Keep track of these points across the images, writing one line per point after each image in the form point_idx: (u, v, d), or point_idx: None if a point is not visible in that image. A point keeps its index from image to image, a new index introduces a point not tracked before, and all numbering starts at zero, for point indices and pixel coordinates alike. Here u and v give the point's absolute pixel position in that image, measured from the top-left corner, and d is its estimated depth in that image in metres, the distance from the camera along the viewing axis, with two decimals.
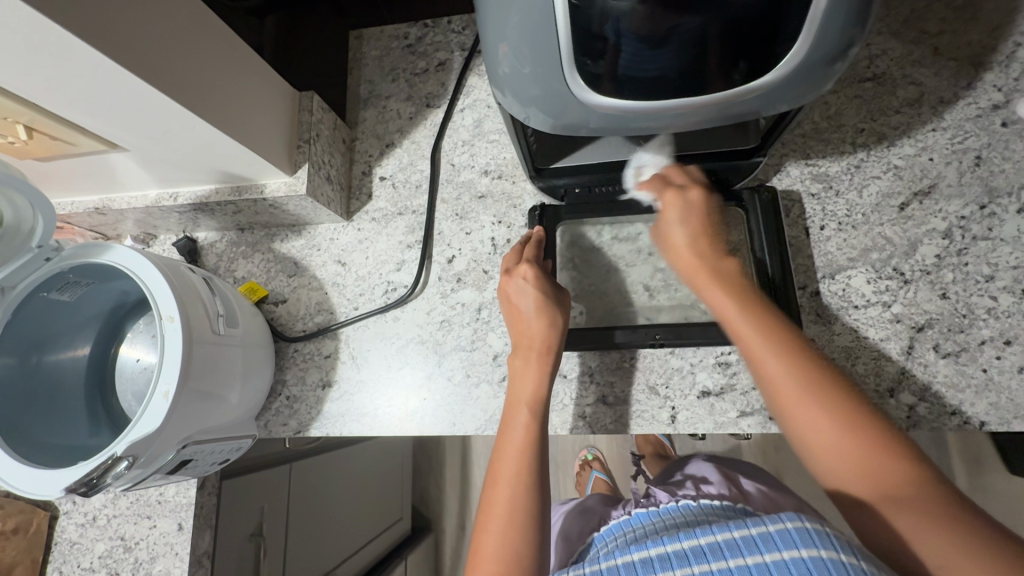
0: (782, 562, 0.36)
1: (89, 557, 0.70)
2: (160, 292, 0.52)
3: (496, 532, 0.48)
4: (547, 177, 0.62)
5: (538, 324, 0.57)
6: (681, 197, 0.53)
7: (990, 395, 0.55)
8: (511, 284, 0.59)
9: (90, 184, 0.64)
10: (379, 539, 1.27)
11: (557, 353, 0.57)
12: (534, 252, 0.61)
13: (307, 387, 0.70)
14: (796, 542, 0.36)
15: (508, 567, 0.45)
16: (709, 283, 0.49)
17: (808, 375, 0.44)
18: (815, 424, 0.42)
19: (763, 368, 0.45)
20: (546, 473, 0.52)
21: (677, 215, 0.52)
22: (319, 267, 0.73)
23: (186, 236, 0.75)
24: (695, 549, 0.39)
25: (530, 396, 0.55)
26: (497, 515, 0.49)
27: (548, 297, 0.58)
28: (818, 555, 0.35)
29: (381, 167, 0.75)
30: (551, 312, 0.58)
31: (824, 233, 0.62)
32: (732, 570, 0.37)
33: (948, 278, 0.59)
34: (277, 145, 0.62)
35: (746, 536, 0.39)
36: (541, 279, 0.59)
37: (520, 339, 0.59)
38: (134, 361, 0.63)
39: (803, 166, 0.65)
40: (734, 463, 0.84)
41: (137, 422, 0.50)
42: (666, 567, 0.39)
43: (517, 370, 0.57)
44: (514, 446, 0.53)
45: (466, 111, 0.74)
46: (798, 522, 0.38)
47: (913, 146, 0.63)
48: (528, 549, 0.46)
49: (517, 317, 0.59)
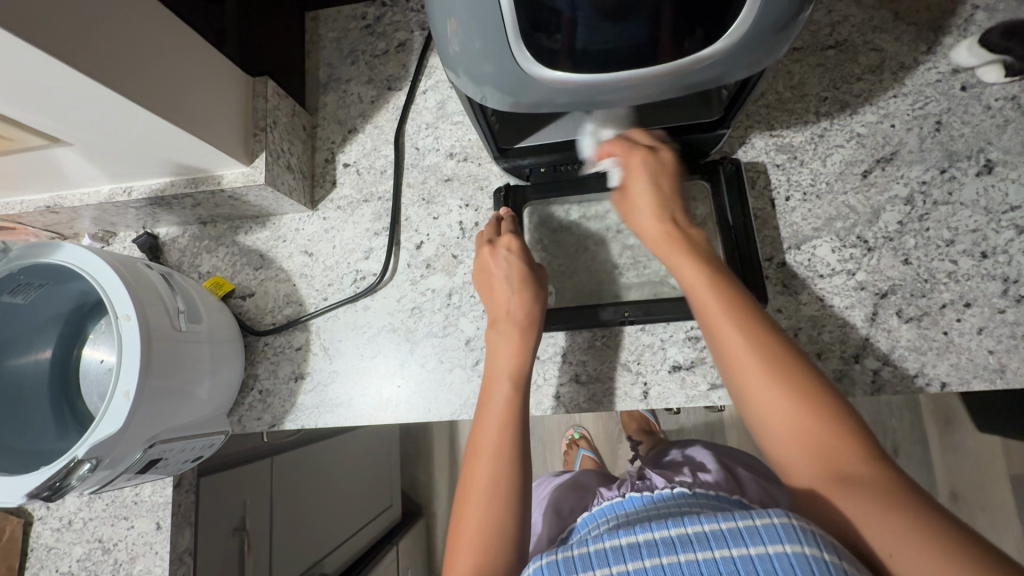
0: (766, 556, 0.37)
1: (68, 560, 0.69)
2: (114, 291, 0.51)
3: (478, 504, 0.48)
4: (511, 157, 0.61)
5: (516, 296, 0.58)
6: (651, 156, 0.55)
7: (951, 356, 0.56)
8: (492, 255, 0.60)
9: (38, 182, 0.62)
10: (369, 526, 1.28)
11: (537, 327, 0.57)
12: (514, 227, 0.62)
13: (279, 380, 0.69)
14: (780, 537, 0.37)
15: (490, 537, 0.46)
16: (674, 251, 0.52)
17: (766, 346, 0.45)
18: (770, 400, 0.43)
19: (722, 337, 0.47)
20: (527, 446, 0.52)
21: (647, 175, 0.54)
22: (285, 258, 0.72)
23: (147, 232, 0.73)
24: (683, 537, 0.40)
25: (509, 368, 0.55)
26: (477, 489, 0.49)
27: (529, 272, 0.58)
28: (801, 551, 0.36)
29: (344, 153, 0.73)
30: (530, 287, 0.58)
31: (789, 203, 0.63)
32: (717, 562, 0.38)
33: (910, 244, 0.59)
34: (231, 133, 0.60)
35: (733, 528, 0.39)
36: (523, 251, 0.59)
37: (499, 311, 0.58)
38: (98, 362, 0.61)
39: (768, 137, 0.64)
40: (732, 451, 0.82)
41: (99, 423, 0.49)
42: (654, 554, 0.40)
43: (497, 343, 0.57)
44: (494, 422, 0.53)
45: (429, 93, 0.73)
46: (785, 517, 0.38)
47: (875, 113, 0.63)
48: (510, 519, 0.47)
49: (494, 290, 0.59)
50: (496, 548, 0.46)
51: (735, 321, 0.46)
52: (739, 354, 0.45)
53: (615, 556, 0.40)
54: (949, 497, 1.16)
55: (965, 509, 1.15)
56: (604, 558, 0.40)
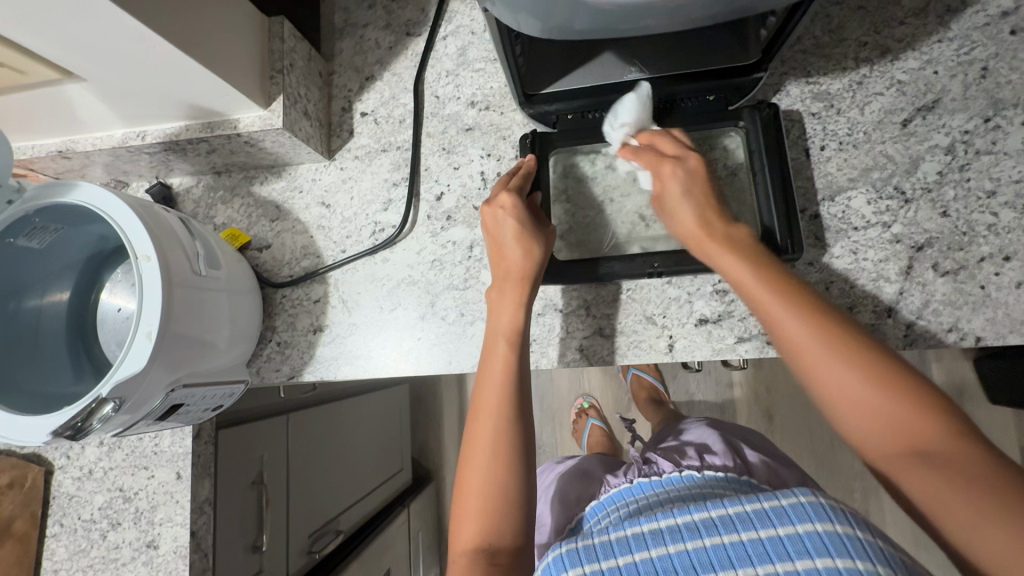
0: (796, 535, 0.39)
1: (90, 508, 0.70)
2: (135, 233, 0.50)
3: (483, 467, 0.50)
4: (537, 103, 0.60)
5: (514, 253, 0.56)
6: (680, 165, 0.54)
7: (987, 310, 0.55)
8: (489, 214, 0.58)
9: (49, 123, 0.60)
10: (383, 487, 1.29)
11: (534, 283, 0.56)
12: (519, 183, 0.59)
13: (298, 332, 0.68)
14: (811, 517, 0.39)
15: (497, 497, 0.49)
16: (711, 243, 0.51)
17: (859, 355, 0.42)
18: (833, 372, 0.43)
19: (801, 346, 0.44)
20: (525, 403, 0.54)
21: (680, 185, 0.53)
22: (302, 210, 0.70)
23: (160, 182, 0.72)
24: (708, 522, 0.42)
25: (507, 328, 0.55)
26: (480, 451, 0.51)
27: (527, 228, 0.56)
28: (832, 530, 0.38)
29: (361, 102, 0.71)
30: (527, 241, 0.56)
31: (825, 153, 0.60)
32: (745, 544, 0.40)
33: (950, 196, 0.57)
34: (247, 71, 0.58)
35: (759, 510, 0.41)
36: (519, 207, 0.57)
37: (501, 271, 0.57)
38: (116, 310, 0.60)
39: (804, 84, 0.62)
40: (737, 430, 0.81)
41: (121, 364, 0.48)
42: (677, 540, 0.41)
43: (494, 302, 0.57)
44: (495, 381, 0.54)
45: (450, 39, 0.70)
46: (811, 497, 0.41)
47: (917, 59, 0.60)
48: (511, 479, 0.50)
49: (495, 249, 0.58)
50: (500, 509, 0.49)
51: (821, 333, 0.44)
52: (813, 352, 0.44)
53: (637, 542, 0.43)
54: None
55: None
56: (626, 546, 0.42)
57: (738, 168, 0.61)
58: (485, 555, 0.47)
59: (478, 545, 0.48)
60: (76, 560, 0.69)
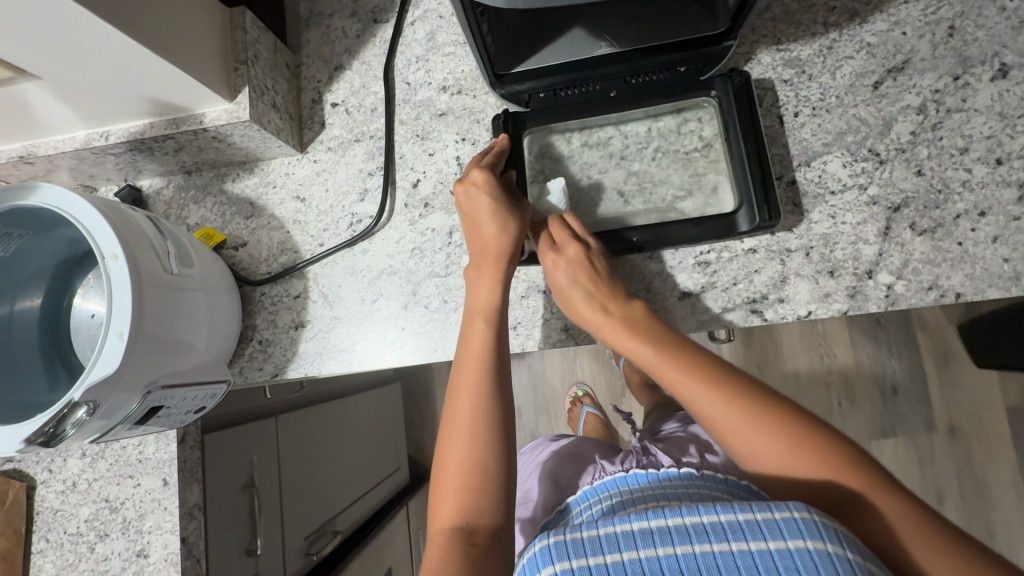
0: (785, 551, 0.37)
1: (76, 521, 0.68)
2: (99, 231, 0.48)
3: (460, 442, 0.49)
4: (508, 83, 0.59)
5: (492, 230, 0.55)
6: (563, 255, 0.56)
7: (966, 266, 0.55)
8: (464, 191, 0.57)
9: (8, 127, 0.58)
10: (381, 485, 1.29)
11: (512, 260, 0.56)
12: (493, 161, 0.58)
13: (279, 329, 0.67)
14: (802, 532, 0.37)
15: (474, 473, 0.48)
16: (621, 328, 0.52)
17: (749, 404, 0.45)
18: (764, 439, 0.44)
19: (729, 426, 0.45)
20: (505, 379, 0.53)
21: (566, 271, 0.55)
22: (277, 205, 0.69)
23: (129, 185, 0.70)
24: (698, 527, 0.39)
25: (484, 306, 0.55)
26: (460, 428, 0.50)
27: (501, 204, 0.56)
28: (823, 549, 0.36)
29: (331, 93, 0.70)
30: (504, 216, 0.55)
31: (798, 119, 0.60)
32: (733, 555, 0.38)
33: (924, 154, 0.58)
34: (209, 63, 0.56)
35: (750, 520, 0.39)
36: (493, 182, 0.56)
37: (477, 248, 0.57)
38: (89, 316, 0.58)
39: (775, 52, 0.62)
40: None
41: (93, 366, 0.47)
42: (666, 543, 0.39)
43: (471, 281, 0.56)
44: (474, 357, 0.53)
45: (418, 24, 0.69)
46: (804, 512, 0.38)
47: (885, 21, 0.60)
48: (490, 455, 0.49)
49: (469, 226, 0.57)
50: (480, 486, 0.48)
51: (757, 423, 0.44)
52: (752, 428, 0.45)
53: (626, 540, 0.40)
54: (948, 431, 1.20)
55: (963, 442, 1.19)
56: (615, 543, 0.40)
57: (713, 140, 0.61)
58: (464, 535, 0.46)
59: (457, 524, 0.47)
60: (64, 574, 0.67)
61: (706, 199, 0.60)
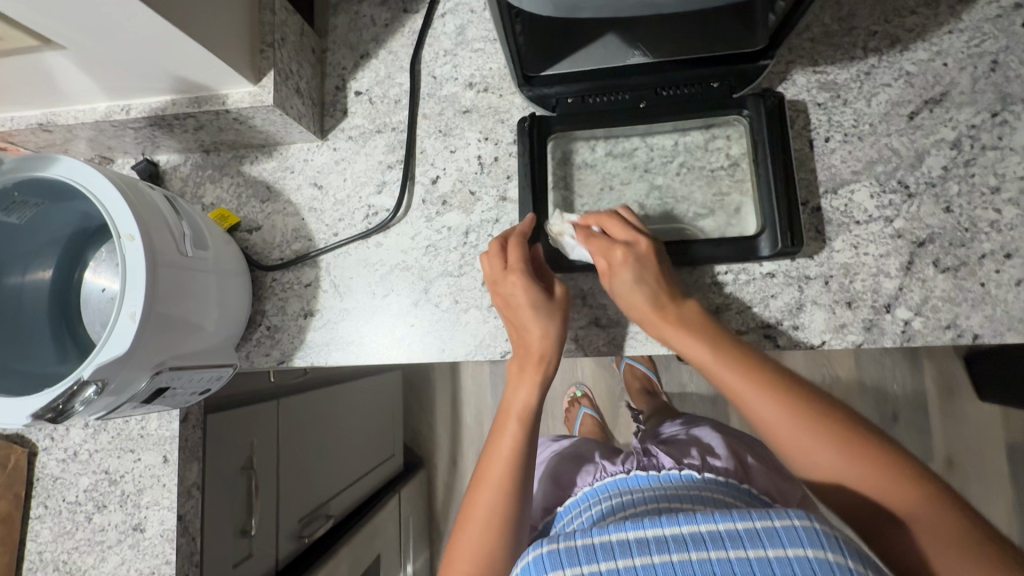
0: (786, 559, 0.35)
1: (74, 491, 0.69)
2: (115, 209, 0.48)
3: (474, 532, 0.50)
4: (536, 85, 0.58)
5: (532, 333, 0.55)
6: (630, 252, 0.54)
7: (986, 308, 0.54)
8: (508, 291, 0.55)
9: (29, 93, 0.57)
10: (374, 472, 1.30)
11: (551, 362, 0.55)
12: (518, 254, 0.56)
13: (288, 316, 0.67)
14: (802, 540, 0.36)
15: (483, 563, 0.48)
16: (668, 327, 0.52)
17: (786, 398, 0.48)
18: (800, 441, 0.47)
19: (770, 425, 0.48)
20: (527, 488, 0.52)
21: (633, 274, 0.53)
22: (293, 191, 0.68)
23: (146, 159, 0.69)
24: (695, 535, 0.38)
25: (521, 405, 0.55)
26: (476, 520, 0.50)
27: (551, 307, 0.55)
28: (824, 557, 0.35)
29: (355, 81, 0.69)
30: (545, 318, 0.55)
31: (829, 144, 0.59)
32: (732, 562, 0.36)
33: (954, 191, 0.56)
34: (236, 44, 0.55)
35: (750, 528, 0.38)
36: (532, 284, 0.55)
37: (519, 347, 0.56)
38: (100, 291, 0.58)
39: (811, 73, 0.61)
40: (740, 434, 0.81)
41: (104, 345, 0.47)
42: (662, 551, 0.38)
43: (512, 377, 0.56)
44: (502, 454, 0.53)
45: (448, 17, 0.68)
46: (806, 521, 0.37)
47: (926, 50, 0.59)
48: (501, 548, 0.49)
49: (514, 321, 0.56)
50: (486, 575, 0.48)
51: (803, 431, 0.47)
52: (787, 433, 0.48)
53: (619, 550, 0.39)
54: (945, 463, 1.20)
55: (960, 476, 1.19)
56: (608, 551, 0.39)
57: (740, 159, 0.60)
58: None
59: None
60: (61, 542, 0.68)
61: (729, 219, 0.59)
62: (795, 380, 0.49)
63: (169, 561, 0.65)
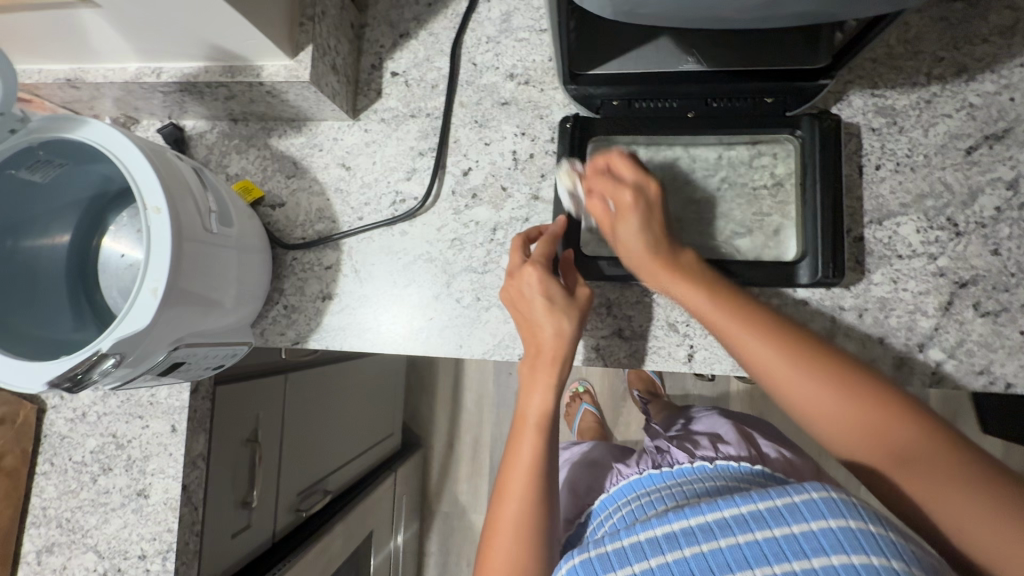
0: (812, 533, 0.38)
1: (81, 451, 0.69)
2: (144, 179, 0.46)
3: (505, 549, 0.49)
4: (583, 84, 0.55)
5: (545, 331, 0.53)
6: (635, 204, 0.53)
7: (1023, 356, 0.53)
8: (521, 287, 0.54)
9: (58, 47, 0.55)
10: (373, 450, 1.31)
11: (567, 362, 0.54)
12: (545, 251, 0.55)
13: (306, 297, 0.66)
14: (823, 512, 0.39)
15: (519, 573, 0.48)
16: (670, 277, 0.51)
17: (796, 355, 0.47)
18: (820, 400, 0.46)
19: (779, 379, 0.47)
20: (550, 494, 0.52)
21: (637, 221, 0.52)
22: (320, 169, 0.67)
23: (171, 122, 0.67)
24: (721, 522, 0.41)
25: (536, 411, 0.53)
26: (503, 531, 0.50)
27: (570, 307, 0.53)
28: (846, 525, 0.38)
29: (392, 61, 0.66)
30: (562, 319, 0.53)
31: (879, 172, 0.57)
32: (761, 543, 0.39)
33: (1004, 233, 0.54)
34: (276, 15, 0.53)
35: (771, 507, 0.41)
36: (550, 281, 0.53)
37: (532, 347, 0.55)
38: (119, 257, 0.58)
39: (868, 96, 0.58)
40: (749, 420, 0.81)
41: (124, 318, 0.46)
42: (692, 544, 0.41)
43: (524, 380, 0.55)
44: (521, 464, 0.52)
45: (494, 1, 0.65)
46: (823, 491, 0.40)
47: (994, 83, 0.56)
48: (534, 558, 0.49)
49: (527, 320, 0.55)
50: None
51: (823, 383, 0.45)
52: (798, 389, 0.46)
53: (653, 547, 0.42)
54: None
55: None
56: (640, 551, 0.42)
57: (785, 179, 0.58)
58: None
59: None
60: (65, 500, 0.68)
61: (767, 241, 0.57)
62: (791, 327, 0.48)
63: (171, 529, 0.65)
